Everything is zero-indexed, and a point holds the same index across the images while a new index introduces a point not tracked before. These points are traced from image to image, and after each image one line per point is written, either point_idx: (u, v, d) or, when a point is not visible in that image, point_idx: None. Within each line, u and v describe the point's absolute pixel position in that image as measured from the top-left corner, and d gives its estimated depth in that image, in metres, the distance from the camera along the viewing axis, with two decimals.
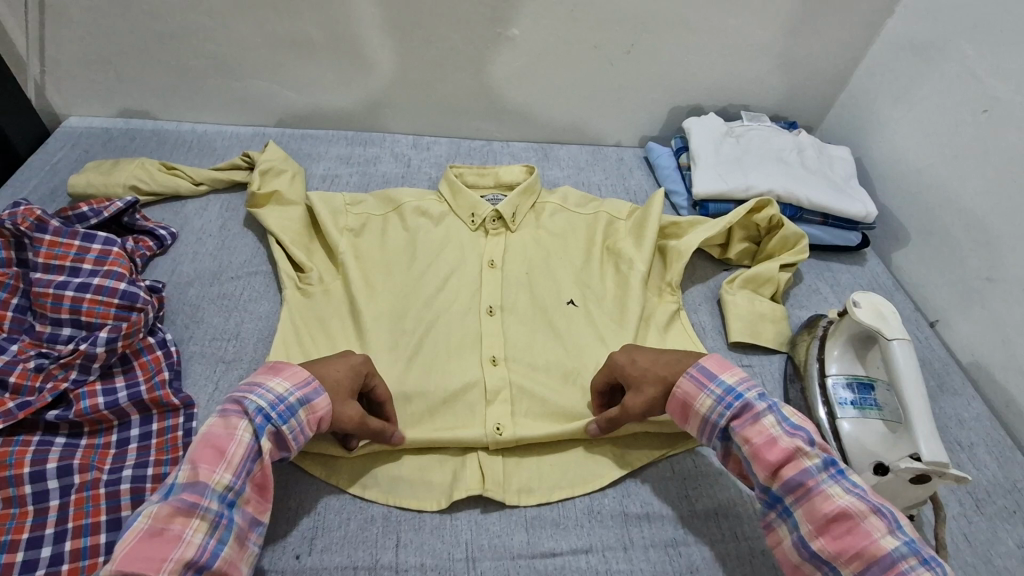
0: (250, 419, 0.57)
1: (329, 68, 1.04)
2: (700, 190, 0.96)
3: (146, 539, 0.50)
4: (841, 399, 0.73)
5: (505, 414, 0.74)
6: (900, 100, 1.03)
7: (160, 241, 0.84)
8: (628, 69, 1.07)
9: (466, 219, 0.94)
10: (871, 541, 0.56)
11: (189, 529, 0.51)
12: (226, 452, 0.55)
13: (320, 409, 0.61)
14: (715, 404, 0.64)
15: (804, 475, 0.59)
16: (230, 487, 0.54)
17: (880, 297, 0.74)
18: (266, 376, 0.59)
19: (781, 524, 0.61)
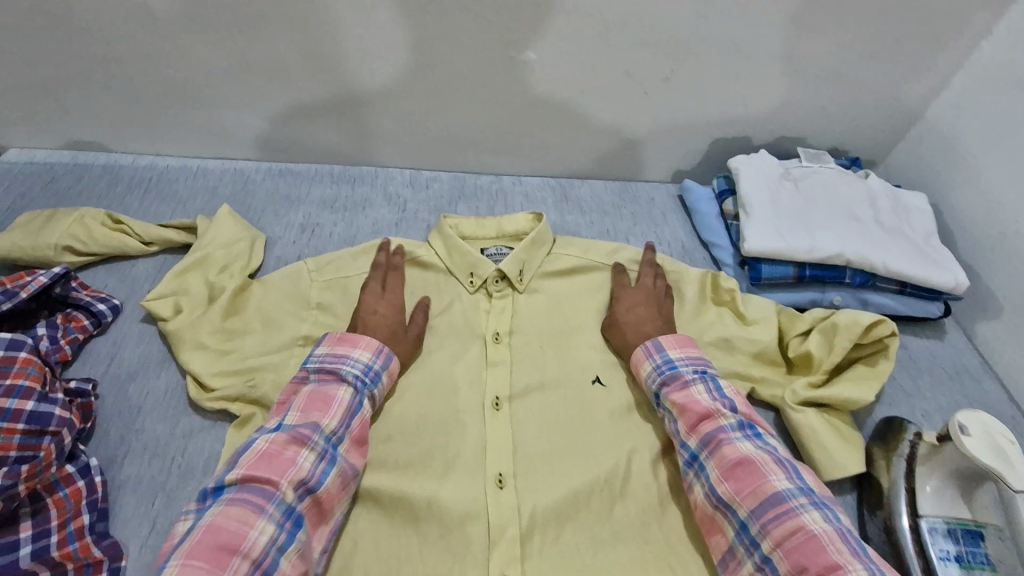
0: (347, 383, 0.62)
1: (310, 96, 0.88)
2: (751, 248, 0.80)
3: (260, 461, 0.54)
4: (943, 553, 0.58)
5: (511, 560, 0.59)
6: (994, 140, 0.85)
7: (96, 318, 0.70)
8: (663, 99, 0.90)
9: (464, 280, 0.79)
10: (767, 482, 0.56)
11: (302, 456, 0.55)
12: (332, 402, 0.60)
13: (395, 376, 0.67)
14: (654, 371, 0.68)
15: (716, 428, 0.61)
16: (336, 431, 0.59)
17: (994, 420, 0.59)
18: (347, 349, 0.64)
19: (695, 481, 0.61)
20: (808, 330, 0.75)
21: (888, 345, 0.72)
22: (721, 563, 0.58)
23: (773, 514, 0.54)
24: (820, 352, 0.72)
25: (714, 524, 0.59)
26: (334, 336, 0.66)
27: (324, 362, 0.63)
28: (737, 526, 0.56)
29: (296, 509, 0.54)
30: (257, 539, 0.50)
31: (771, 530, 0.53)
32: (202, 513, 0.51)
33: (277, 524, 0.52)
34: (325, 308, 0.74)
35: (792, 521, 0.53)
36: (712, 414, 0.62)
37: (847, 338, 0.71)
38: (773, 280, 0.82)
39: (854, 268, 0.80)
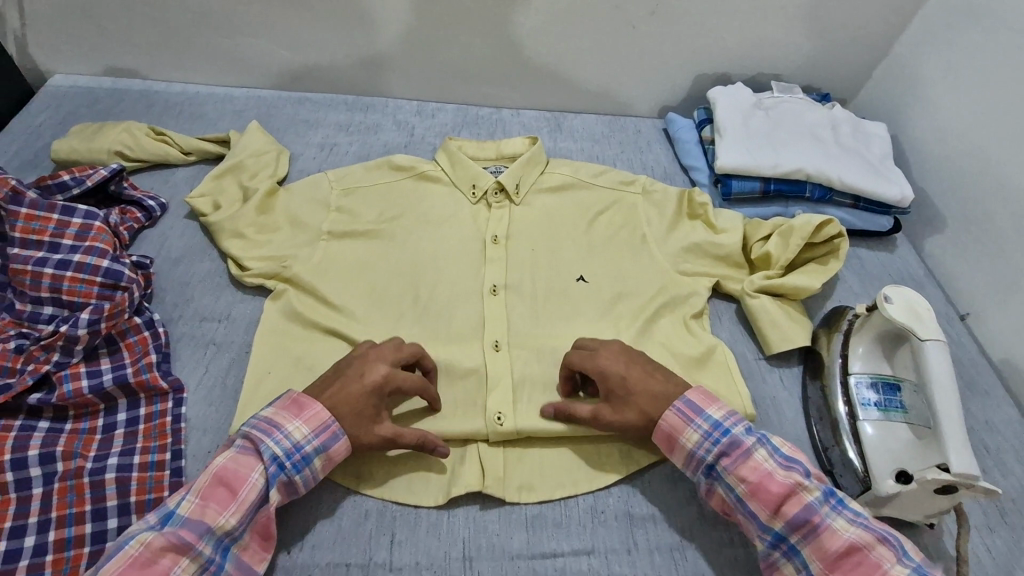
0: (264, 464, 0.56)
1: (327, 27, 0.97)
2: (723, 163, 0.89)
3: (130, 572, 0.50)
4: (865, 399, 0.70)
5: (505, 402, 0.70)
6: (949, 72, 0.94)
7: (147, 212, 0.80)
8: (650, 34, 0.98)
9: (466, 191, 0.88)
10: (883, 573, 0.54)
11: (179, 567, 0.51)
12: (237, 491, 0.54)
13: (338, 456, 0.60)
14: (701, 438, 0.61)
15: (805, 511, 0.56)
16: (231, 530, 0.54)
17: (916, 294, 0.69)
18: (286, 419, 0.58)
19: (784, 562, 0.58)
20: (769, 235, 0.84)
21: (838, 246, 0.83)
22: None
23: None
24: (778, 251, 0.82)
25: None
26: (288, 396, 0.60)
27: (253, 430, 0.57)
28: None
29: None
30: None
31: None
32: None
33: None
34: (344, 212, 0.83)
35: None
36: (791, 490, 0.57)
37: (801, 236, 0.81)
38: (742, 194, 0.92)
39: (814, 183, 0.91)
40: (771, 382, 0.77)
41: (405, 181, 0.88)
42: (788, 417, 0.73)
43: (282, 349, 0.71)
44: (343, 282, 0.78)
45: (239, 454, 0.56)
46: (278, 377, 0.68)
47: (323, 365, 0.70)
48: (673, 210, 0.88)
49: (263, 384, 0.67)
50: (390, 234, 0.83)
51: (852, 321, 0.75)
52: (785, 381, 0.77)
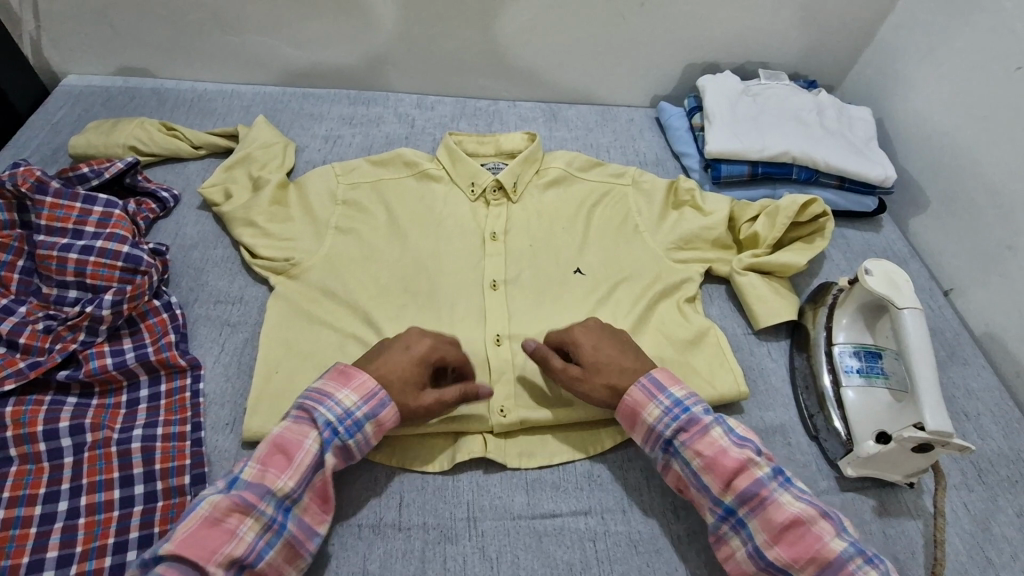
0: (318, 429, 0.59)
1: (329, 24, 1.00)
2: (713, 148, 0.93)
3: (201, 531, 0.53)
4: (848, 366, 0.74)
5: (507, 396, 0.72)
6: (930, 57, 0.97)
7: (162, 203, 0.84)
8: (641, 24, 1.01)
9: (465, 188, 0.92)
10: (823, 544, 0.57)
11: (243, 527, 0.55)
12: (293, 458, 0.57)
13: (388, 422, 0.61)
14: (662, 414, 0.64)
15: (755, 484, 0.59)
16: (290, 493, 0.57)
17: (894, 265, 0.73)
18: (334, 388, 0.60)
19: (733, 536, 0.61)
20: (757, 216, 0.88)
21: (824, 225, 0.87)
22: None
23: None
24: (765, 231, 0.86)
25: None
26: (335, 366, 0.62)
27: (307, 399, 0.60)
28: None
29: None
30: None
31: None
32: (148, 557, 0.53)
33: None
34: (350, 204, 0.87)
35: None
36: (744, 465, 0.60)
37: (787, 216, 0.85)
38: (731, 178, 0.95)
39: (800, 165, 0.94)
40: (760, 354, 0.81)
41: (407, 180, 0.92)
42: (776, 385, 0.78)
43: (294, 327, 0.75)
44: (351, 266, 0.82)
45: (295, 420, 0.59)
46: (292, 354, 0.72)
47: (333, 342, 0.74)
48: (663, 199, 0.92)
49: (277, 360, 0.71)
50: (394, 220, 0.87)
51: (838, 294, 0.79)
52: (774, 354, 0.81)
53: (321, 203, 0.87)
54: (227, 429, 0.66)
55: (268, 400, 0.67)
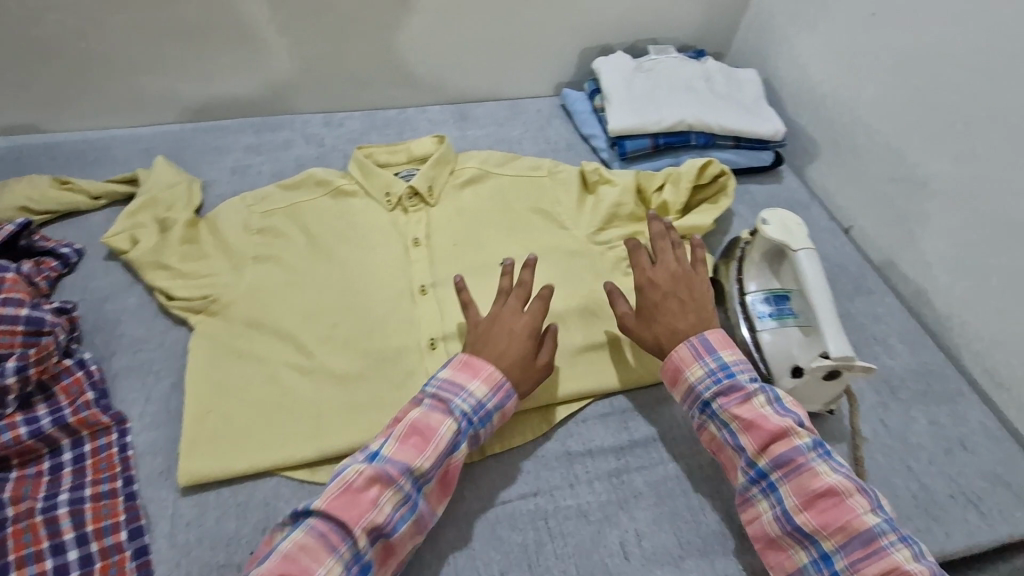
0: (454, 419, 0.63)
1: (218, 54, 0.98)
2: (615, 127, 0.97)
3: (344, 496, 0.57)
4: (760, 312, 0.78)
5: None
6: (798, 14, 1.03)
7: (63, 260, 0.81)
8: (530, 17, 1.04)
9: (381, 199, 0.92)
10: (855, 516, 0.59)
11: (383, 497, 0.58)
12: (431, 438, 0.61)
13: (509, 413, 0.68)
14: (705, 374, 0.68)
15: (791, 450, 0.62)
16: (426, 472, 0.60)
17: (788, 212, 0.78)
18: (465, 380, 0.65)
19: (760, 499, 0.63)
20: (662, 185, 0.92)
21: (725, 183, 0.92)
22: None
23: (865, 554, 0.57)
24: (672, 198, 0.91)
25: (777, 545, 0.62)
26: (460, 359, 0.67)
27: (386, 455, 0.60)
28: (817, 555, 0.59)
29: (367, 552, 0.57)
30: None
31: (861, 568, 0.57)
32: (291, 531, 0.57)
33: (345, 566, 0.55)
34: (266, 232, 0.86)
35: (884, 562, 0.56)
36: (785, 432, 0.63)
37: (688, 180, 0.90)
38: (636, 153, 0.99)
39: (697, 131, 0.99)
40: None
41: (323, 199, 0.92)
42: None
43: (219, 364, 0.73)
44: (275, 292, 0.81)
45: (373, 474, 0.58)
46: (221, 390, 0.71)
47: (262, 371, 0.73)
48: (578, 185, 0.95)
49: (207, 400, 0.70)
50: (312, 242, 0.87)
51: (744, 248, 0.84)
52: None
53: (234, 234, 0.85)
54: (163, 477, 0.65)
55: (202, 441, 0.67)
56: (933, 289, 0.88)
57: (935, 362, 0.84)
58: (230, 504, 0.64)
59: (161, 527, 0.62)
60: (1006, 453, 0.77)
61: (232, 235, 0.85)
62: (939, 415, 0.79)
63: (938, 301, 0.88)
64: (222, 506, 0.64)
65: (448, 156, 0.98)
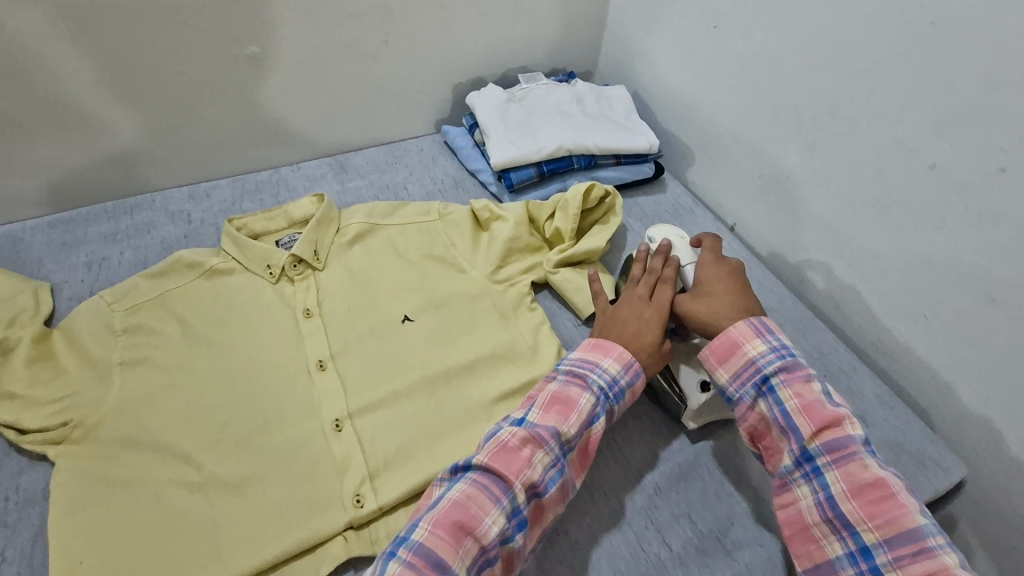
0: (592, 392, 0.66)
1: (46, 142, 0.87)
2: (496, 162, 0.96)
3: (502, 453, 0.60)
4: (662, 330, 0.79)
5: (362, 480, 0.69)
6: (651, 29, 1.07)
7: None
8: (393, 61, 1.01)
9: (263, 272, 0.86)
10: (904, 514, 0.56)
11: (536, 457, 0.60)
12: (573, 407, 0.64)
13: (638, 392, 0.69)
14: (767, 351, 0.64)
15: (847, 439, 0.60)
16: (570, 439, 0.63)
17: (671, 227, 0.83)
18: (600, 357, 0.68)
19: (803, 483, 0.61)
20: (553, 213, 0.93)
21: (612, 203, 0.94)
22: (818, 568, 0.60)
23: (909, 550, 0.55)
24: (564, 225, 0.91)
25: (809, 533, 0.61)
26: (589, 341, 0.70)
27: (480, 485, 0.58)
28: (856, 548, 0.57)
29: (523, 507, 0.59)
30: (489, 528, 0.56)
31: (905, 565, 0.55)
32: (450, 485, 0.59)
33: (506, 517, 0.58)
34: (133, 331, 0.77)
35: (933, 562, 0.54)
36: (839, 420, 0.61)
37: (575, 206, 0.90)
38: (523, 183, 0.99)
39: (577, 154, 1.00)
40: None
41: (197, 282, 0.84)
42: None
43: (91, 498, 0.65)
44: (151, 402, 0.73)
45: (464, 505, 0.56)
46: (95, 530, 0.63)
47: (145, 497, 0.65)
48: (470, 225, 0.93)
49: (80, 546, 0.62)
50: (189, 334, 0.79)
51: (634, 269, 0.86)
52: None
53: (92, 343, 0.75)
54: None
55: None
56: (813, 273, 0.93)
57: (826, 343, 0.90)
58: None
59: None
60: (899, 417, 0.83)
61: (89, 343, 0.75)
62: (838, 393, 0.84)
63: (819, 284, 0.93)
64: None
65: (330, 214, 0.93)
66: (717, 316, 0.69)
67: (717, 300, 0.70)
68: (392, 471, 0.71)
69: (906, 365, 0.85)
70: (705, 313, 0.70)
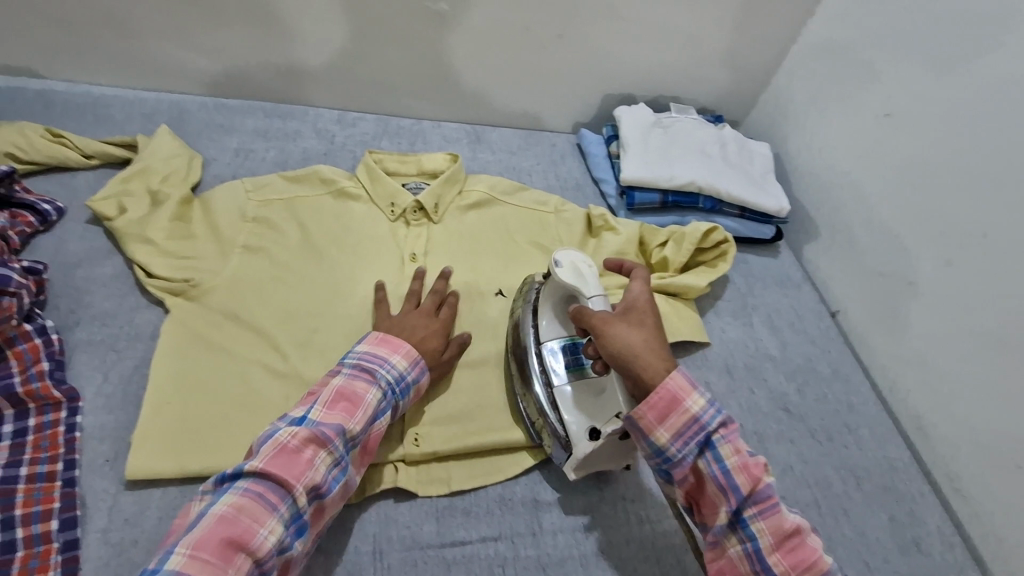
0: (378, 388, 0.62)
1: (243, 34, 0.96)
2: (627, 177, 0.98)
3: (281, 455, 0.53)
4: (555, 365, 0.71)
5: (423, 422, 0.71)
6: (816, 99, 1.06)
7: (42, 216, 0.77)
8: (560, 55, 1.04)
9: (385, 208, 0.89)
10: (817, 558, 0.56)
11: (320, 458, 0.55)
12: (360, 405, 0.60)
13: (423, 389, 0.68)
14: (707, 407, 0.58)
15: (770, 493, 0.57)
16: (356, 435, 0.59)
17: (580, 254, 0.74)
18: (387, 353, 0.65)
19: (728, 538, 0.58)
20: (665, 241, 0.93)
21: (725, 250, 0.93)
22: None
23: None
24: (673, 254, 0.91)
25: None
26: (375, 335, 0.66)
27: (248, 499, 0.51)
28: None
29: (304, 513, 0.54)
30: (265, 538, 0.50)
31: None
32: (215, 499, 0.51)
33: (284, 525, 0.52)
34: (259, 222, 0.83)
35: None
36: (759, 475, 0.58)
37: (691, 242, 0.91)
38: (643, 206, 1.01)
39: (705, 195, 1.01)
40: None
41: (324, 197, 0.88)
42: None
43: (189, 352, 0.70)
44: (260, 287, 0.77)
45: (247, 512, 0.50)
46: (186, 381, 0.68)
47: (231, 369, 0.70)
48: (582, 227, 0.94)
49: (171, 391, 0.67)
50: (306, 239, 0.83)
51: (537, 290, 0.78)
52: None
53: (227, 219, 0.81)
54: (106, 467, 0.61)
55: (156, 434, 0.63)
56: (907, 386, 0.90)
57: (900, 460, 0.86)
58: (176, 505, 0.61)
59: (95, 521, 0.58)
60: (955, 559, 0.78)
61: (225, 220, 0.81)
62: (899, 513, 0.80)
63: (909, 399, 0.89)
64: (165, 507, 0.60)
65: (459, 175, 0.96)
66: (643, 354, 0.61)
67: (645, 337, 0.62)
68: (453, 425, 0.72)
69: (980, 512, 0.80)
70: (629, 346, 0.61)
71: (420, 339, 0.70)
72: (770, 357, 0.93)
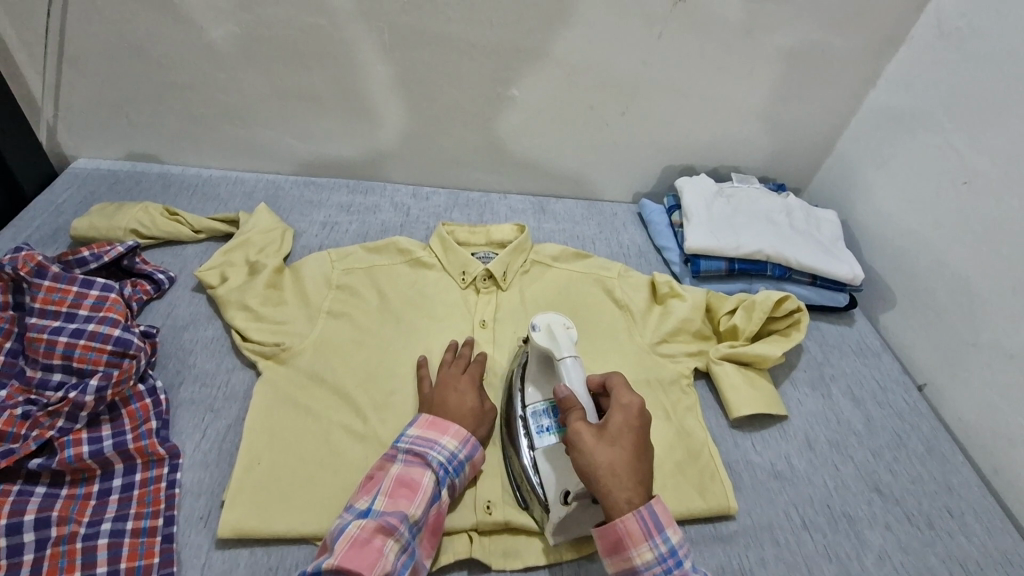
0: (432, 470, 0.63)
1: (334, 120, 1.06)
2: (692, 244, 0.99)
3: (352, 549, 0.55)
4: (539, 427, 0.71)
5: (495, 491, 0.71)
6: (884, 166, 1.06)
7: (157, 284, 0.86)
8: (623, 130, 1.10)
9: (456, 276, 0.92)
10: None
11: (388, 546, 0.56)
12: (418, 489, 0.61)
13: (477, 465, 0.69)
14: (654, 560, 0.58)
15: None
16: (419, 519, 0.60)
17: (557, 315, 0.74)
18: (437, 435, 0.66)
19: None
20: (734, 309, 0.92)
21: (798, 319, 0.91)
22: None
23: None
24: (744, 322, 0.90)
25: None
26: (426, 418, 0.68)
27: None
28: None
29: None
30: None
31: None
32: None
33: None
34: (343, 289, 0.88)
35: None
36: None
37: (762, 310, 0.90)
38: (709, 273, 1.02)
39: (773, 263, 1.01)
40: (745, 447, 0.84)
41: (400, 266, 0.92)
42: (761, 481, 0.80)
43: (277, 414, 0.74)
44: (341, 351, 0.81)
45: None
46: (273, 441, 0.71)
47: (317, 430, 0.73)
48: (648, 294, 0.95)
49: (259, 450, 0.70)
50: (383, 305, 0.88)
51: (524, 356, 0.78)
52: (757, 446, 0.84)
53: (314, 286, 0.87)
54: (201, 523, 0.65)
55: (246, 493, 0.66)
56: (1015, 468, 0.82)
57: (1016, 552, 0.78)
58: (261, 565, 0.63)
59: None
60: None
61: (312, 287, 0.87)
62: None
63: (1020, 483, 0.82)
64: (253, 566, 0.63)
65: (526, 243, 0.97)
66: (615, 473, 0.60)
67: (618, 455, 0.60)
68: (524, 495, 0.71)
69: None
70: (606, 469, 0.60)
71: (466, 417, 0.71)
72: (854, 433, 0.88)
